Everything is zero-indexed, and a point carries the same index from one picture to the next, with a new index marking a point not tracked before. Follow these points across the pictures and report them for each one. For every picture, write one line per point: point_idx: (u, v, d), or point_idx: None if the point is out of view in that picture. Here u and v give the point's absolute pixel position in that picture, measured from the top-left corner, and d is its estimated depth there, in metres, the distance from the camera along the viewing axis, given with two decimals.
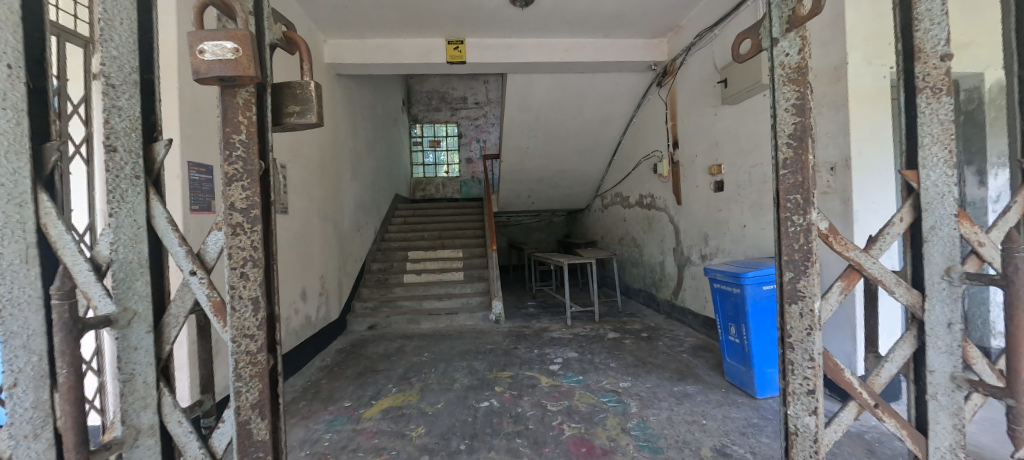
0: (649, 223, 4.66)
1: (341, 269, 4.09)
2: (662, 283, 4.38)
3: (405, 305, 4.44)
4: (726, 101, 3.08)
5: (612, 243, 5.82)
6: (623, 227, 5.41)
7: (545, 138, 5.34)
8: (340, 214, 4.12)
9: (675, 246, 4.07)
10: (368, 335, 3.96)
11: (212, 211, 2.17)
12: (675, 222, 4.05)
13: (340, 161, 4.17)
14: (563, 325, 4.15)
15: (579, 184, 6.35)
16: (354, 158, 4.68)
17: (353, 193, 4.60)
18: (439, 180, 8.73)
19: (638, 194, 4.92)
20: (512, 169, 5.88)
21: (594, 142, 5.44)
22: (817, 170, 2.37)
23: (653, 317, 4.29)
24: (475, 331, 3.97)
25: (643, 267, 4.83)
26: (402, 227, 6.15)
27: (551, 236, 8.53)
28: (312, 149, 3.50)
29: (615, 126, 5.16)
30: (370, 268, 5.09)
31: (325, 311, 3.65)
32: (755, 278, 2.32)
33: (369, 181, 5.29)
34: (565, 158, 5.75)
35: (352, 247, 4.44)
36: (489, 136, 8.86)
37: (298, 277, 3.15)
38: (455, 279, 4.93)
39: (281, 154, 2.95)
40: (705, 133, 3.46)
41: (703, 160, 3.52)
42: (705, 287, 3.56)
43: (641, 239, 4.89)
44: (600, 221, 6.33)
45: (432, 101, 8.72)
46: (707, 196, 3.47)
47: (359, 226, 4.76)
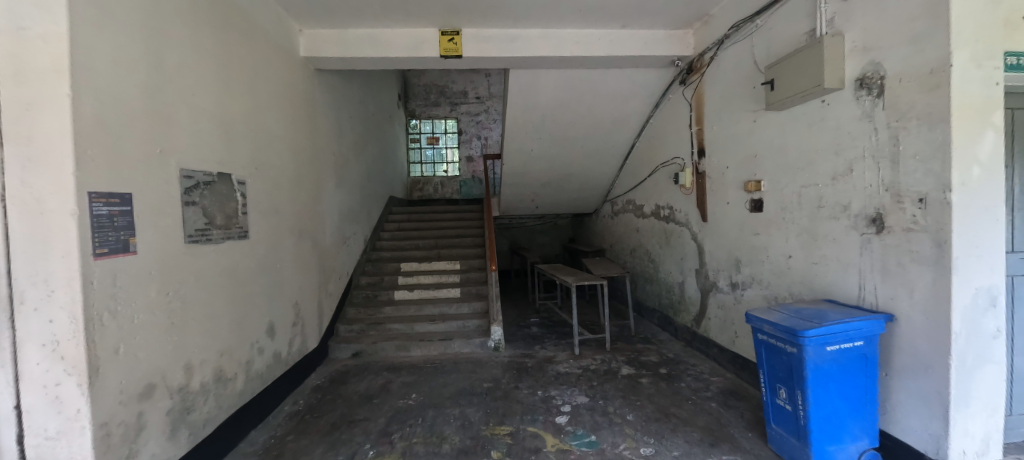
0: (666, 237, 4.19)
1: (322, 290, 3.64)
2: (681, 306, 3.91)
3: (395, 328, 3.99)
4: (769, 106, 2.58)
5: (623, 254, 5.34)
6: (636, 239, 4.94)
7: (552, 140, 4.84)
8: (321, 229, 3.68)
9: (698, 268, 3.59)
10: (350, 365, 3.53)
11: (134, 251, 1.71)
12: (699, 240, 3.56)
13: (321, 169, 3.71)
14: (571, 353, 3.70)
15: (587, 188, 5.86)
16: (339, 163, 4.21)
17: (338, 202, 4.13)
18: (437, 180, 8.23)
19: (654, 204, 4.42)
20: (515, 172, 5.39)
21: (605, 145, 4.94)
22: (899, 201, 1.88)
23: (671, 345, 3.83)
24: (471, 362, 3.53)
25: (659, 285, 4.35)
26: (395, 234, 5.68)
27: (556, 240, 8.06)
28: (284, 159, 3.04)
29: (630, 128, 4.65)
30: (359, 282, 4.64)
31: (302, 342, 3.21)
32: (818, 337, 1.84)
33: (358, 187, 4.82)
34: (572, 161, 5.25)
35: (336, 263, 3.99)
36: (491, 132, 8.34)
37: (266, 310, 2.71)
38: (451, 296, 4.47)
39: (241, 168, 2.49)
40: (740, 142, 2.97)
41: (736, 174, 3.02)
42: (736, 319, 3.08)
43: (657, 255, 4.40)
44: (610, 229, 5.85)
45: (430, 95, 8.20)
46: (741, 215, 2.98)
47: (346, 237, 4.31)
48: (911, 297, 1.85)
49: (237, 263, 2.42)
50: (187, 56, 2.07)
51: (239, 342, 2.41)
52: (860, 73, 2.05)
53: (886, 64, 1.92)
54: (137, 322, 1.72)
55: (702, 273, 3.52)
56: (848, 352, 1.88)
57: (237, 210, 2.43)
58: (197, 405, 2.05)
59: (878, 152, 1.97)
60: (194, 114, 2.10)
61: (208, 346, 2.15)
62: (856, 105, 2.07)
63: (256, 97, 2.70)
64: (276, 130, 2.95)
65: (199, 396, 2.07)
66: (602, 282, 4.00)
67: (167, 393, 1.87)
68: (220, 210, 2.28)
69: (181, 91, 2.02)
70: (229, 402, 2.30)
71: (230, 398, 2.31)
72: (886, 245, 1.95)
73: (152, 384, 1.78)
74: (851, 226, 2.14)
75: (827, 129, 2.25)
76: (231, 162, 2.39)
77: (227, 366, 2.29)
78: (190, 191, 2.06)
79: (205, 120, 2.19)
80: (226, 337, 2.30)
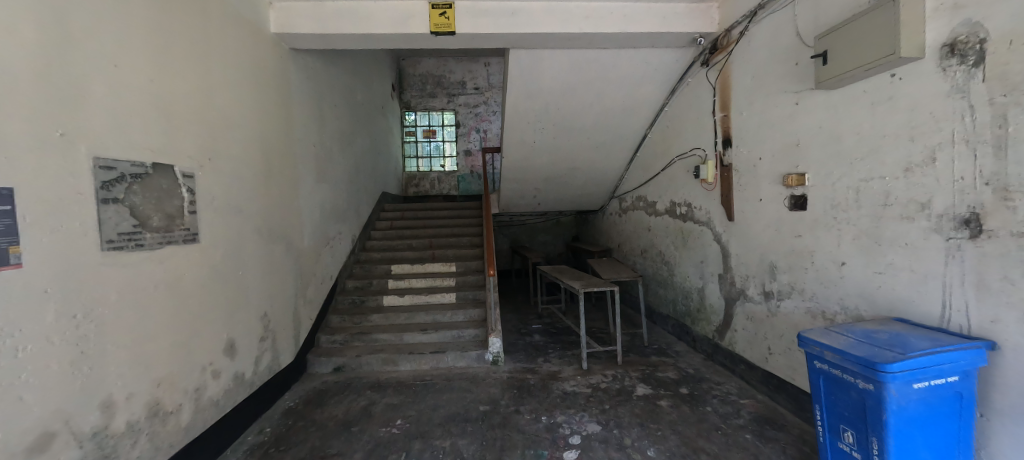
0: (683, 238, 3.77)
1: (299, 297, 3.24)
2: (701, 315, 3.51)
3: (382, 339, 3.59)
4: (819, 84, 2.17)
5: (633, 254, 4.94)
6: (648, 239, 4.53)
7: (556, 131, 4.42)
8: (299, 230, 3.28)
9: (722, 273, 3.19)
10: (330, 382, 3.14)
11: (16, 264, 1.31)
12: (723, 242, 3.15)
13: (298, 162, 3.31)
14: (578, 368, 3.31)
15: (593, 184, 5.45)
16: (321, 156, 3.81)
17: (320, 199, 3.72)
18: (434, 175, 7.81)
19: (669, 200, 4.01)
20: (516, 166, 4.97)
21: (615, 136, 4.52)
22: (1005, 198, 1.47)
23: (690, 359, 3.43)
24: (466, 378, 3.12)
25: (675, 290, 3.95)
26: (387, 233, 5.27)
27: (559, 238, 7.66)
28: (248, 149, 2.63)
29: (642, 117, 4.22)
30: (345, 286, 4.24)
31: (272, 358, 2.81)
32: (904, 372, 1.43)
33: (344, 182, 4.41)
34: (578, 154, 4.84)
35: (317, 266, 3.59)
36: (491, 125, 7.91)
37: (224, 325, 2.32)
38: (445, 301, 4.06)
39: (188, 160, 2.09)
40: (777, 129, 2.56)
41: (772, 166, 2.61)
42: (769, 334, 2.68)
43: (672, 256, 4.00)
44: (619, 228, 5.44)
45: (426, 86, 7.77)
46: (778, 213, 2.57)
47: (330, 238, 3.92)
48: (1021, 320, 1.44)
49: (183, 271, 2.02)
50: (106, 16, 1.66)
51: (185, 367, 2.02)
52: (948, 37, 1.63)
53: (990, 24, 1.51)
54: (23, 356, 1.32)
55: (727, 279, 3.12)
56: (940, 391, 1.48)
57: (181, 208, 2.03)
58: (122, 450, 1.65)
59: (975, 136, 1.56)
60: (116, 90, 1.69)
61: (139, 376, 1.75)
62: (942, 77, 1.66)
63: (211, 75, 2.29)
64: (238, 115, 2.54)
65: (125, 439, 1.68)
66: (614, 287, 3.60)
67: (72, 441, 1.47)
68: (155, 209, 1.88)
69: (96, 60, 1.61)
70: (170, 441, 1.91)
71: (171, 435, 1.92)
72: (984, 254, 1.54)
73: (48, 434, 1.39)
74: (931, 228, 1.73)
75: (899, 109, 1.84)
76: (173, 151, 1.99)
77: (167, 397, 1.90)
78: (111, 185, 1.65)
79: (134, 99, 1.77)
80: (167, 362, 1.91)
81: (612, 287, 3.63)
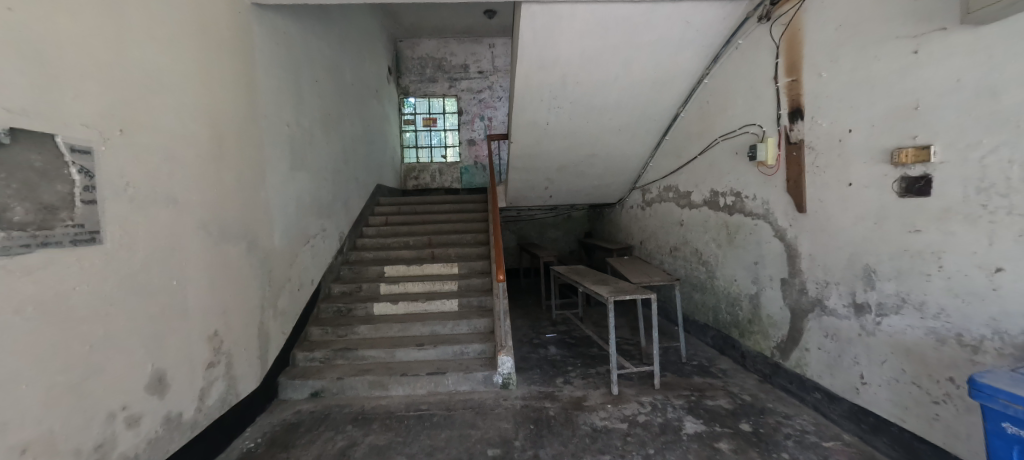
0: (729, 234, 3.15)
1: (268, 309, 2.66)
2: (754, 327, 2.90)
3: (370, 356, 3.00)
4: (964, 19, 1.54)
5: (660, 253, 4.33)
6: (680, 235, 3.91)
7: (573, 110, 3.80)
8: (267, 227, 2.69)
9: (786, 277, 2.57)
10: (304, 413, 2.56)
11: None
12: (789, 239, 2.53)
13: (265, 143, 2.72)
14: (607, 393, 2.71)
15: (612, 173, 4.82)
16: (298, 139, 3.21)
17: (296, 190, 3.13)
18: (435, 167, 7.20)
19: (709, 189, 3.38)
20: (526, 153, 4.35)
21: (641, 116, 3.88)
22: None
23: (742, 380, 2.83)
24: (470, 408, 2.54)
25: (716, 296, 3.33)
26: (381, 230, 4.68)
27: (571, 234, 7.06)
28: (189, 121, 2.03)
29: (675, 92, 3.58)
30: (331, 292, 3.65)
31: (227, 387, 2.24)
32: None
33: (329, 172, 3.82)
34: (597, 139, 4.21)
35: (293, 270, 3.01)
36: (496, 112, 7.29)
37: (147, 353, 1.74)
38: (446, 309, 3.47)
39: (81, 128, 1.50)
40: (881, 89, 1.93)
41: (870, 141, 1.99)
42: (862, 359, 2.07)
43: (712, 256, 3.38)
44: (642, 222, 4.82)
45: (426, 69, 7.14)
46: (880, 201, 1.95)
47: (310, 236, 3.34)
48: None
49: (71, 285, 1.44)
50: None
51: (78, 419, 1.44)
52: None
53: None
54: None
55: (794, 285, 2.50)
56: None
57: (69, 197, 1.45)
58: None
59: None
60: None
61: None
62: None
63: (126, 16, 1.69)
64: (172, 76, 1.94)
65: None
66: (651, 295, 2.89)
67: None
68: (18, 196, 1.31)
69: None
70: None
71: None
72: None
73: None
74: None
75: None
76: (52, 112, 1.39)
77: None
78: None
79: None
80: (41, 417, 1.33)
81: (648, 294, 2.95)
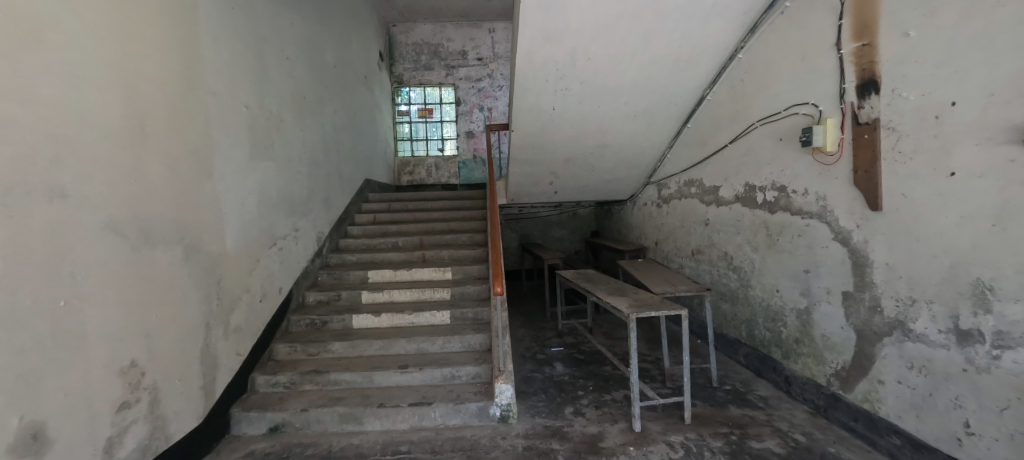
0: (769, 236, 2.66)
1: (218, 327, 2.20)
2: (803, 348, 2.43)
3: (342, 381, 2.52)
4: None
5: (681, 256, 3.84)
6: (704, 236, 3.42)
7: (584, 94, 3.30)
8: (216, 227, 2.22)
9: (851, 290, 2.08)
10: (259, 455, 2.10)
11: None
12: (856, 244, 2.05)
13: (215, 125, 2.24)
14: (628, 430, 2.24)
15: (625, 166, 4.33)
16: (264, 124, 2.73)
17: (259, 184, 2.65)
18: (431, 161, 6.71)
19: (744, 183, 2.89)
20: (530, 143, 3.86)
21: (662, 99, 3.38)
22: None
23: (790, 413, 2.34)
24: (462, 451, 2.07)
25: (752, 309, 2.85)
26: (368, 229, 4.19)
27: (576, 234, 6.59)
28: (94, 91, 1.56)
29: (701, 71, 3.08)
30: (305, 301, 3.18)
31: (153, 431, 1.77)
32: None
33: (306, 163, 3.35)
34: (610, 127, 3.72)
35: (254, 277, 2.54)
36: (497, 102, 6.78)
37: (18, 403, 1.27)
38: (436, 322, 2.98)
39: None
40: (1007, 47, 1.44)
41: (990, 116, 1.50)
42: (969, 402, 1.60)
43: (746, 261, 2.89)
44: (658, 221, 4.33)
45: (421, 56, 6.64)
46: (1003, 196, 1.46)
47: (279, 237, 2.87)
48: None
49: None
50: None
51: None
52: None
53: None
54: None
55: (863, 301, 2.02)
56: None
57: None
58: None
59: None
60: None
61: None
62: None
63: None
64: (61, 28, 1.44)
65: None
66: (683, 311, 2.37)
67: None
68: None
69: None
70: None
71: None
72: None
73: None
74: None
75: None
76: None
77: None
78: None
79: None
80: None
81: (678, 310, 2.38)
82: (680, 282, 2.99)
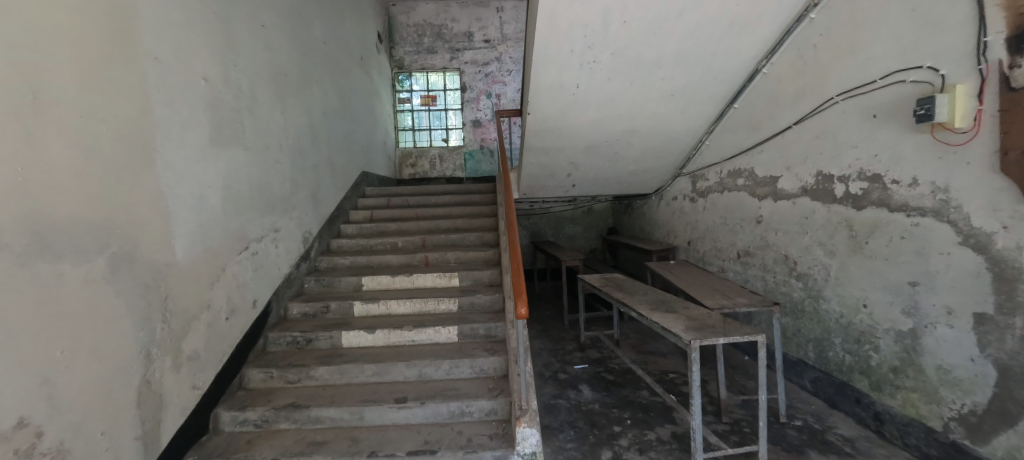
0: (854, 237, 2.14)
1: (165, 358, 1.73)
2: (903, 381, 1.92)
3: (326, 418, 2.04)
4: None
5: (722, 258, 3.33)
6: (756, 235, 2.90)
7: (615, 67, 2.77)
8: (161, 229, 1.74)
9: (992, 312, 1.57)
10: None
11: None
12: (1000, 252, 1.54)
13: (156, 98, 1.75)
14: None
15: (654, 156, 3.80)
16: (231, 102, 2.24)
17: (226, 175, 2.17)
18: (434, 152, 6.20)
19: (815, 172, 2.37)
20: (548, 127, 3.34)
21: (707, 74, 2.84)
22: None
23: None
24: None
25: (825, 325, 2.35)
26: (363, 227, 3.71)
27: (592, 230, 6.08)
28: None
29: (759, 38, 2.53)
30: (288, 314, 2.71)
31: None
32: None
33: (289, 152, 2.86)
34: (641, 109, 3.19)
35: (219, 290, 2.07)
36: (505, 88, 6.24)
37: None
38: (441, 340, 2.49)
39: None
40: None
41: None
42: None
43: (817, 267, 2.38)
44: (692, 218, 3.81)
45: (423, 38, 6.11)
46: None
47: (253, 239, 2.39)
48: None
49: None
50: None
51: None
52: None
53: None
54: None
55: (1012, 328, 1.51)
56: None
57: None
58: None
59: None
60: None
61: None
62: None
63: None
64: None
65: None
66: (761, 336, 1.75)
67: None
68: None
69: None
70: None
71: None
72: None
73: None
74: None
75: None
76: None
77: None
78: None
79: None
80: None
81: (755, 336, 1.76)
82: (738, 294, 2.43)
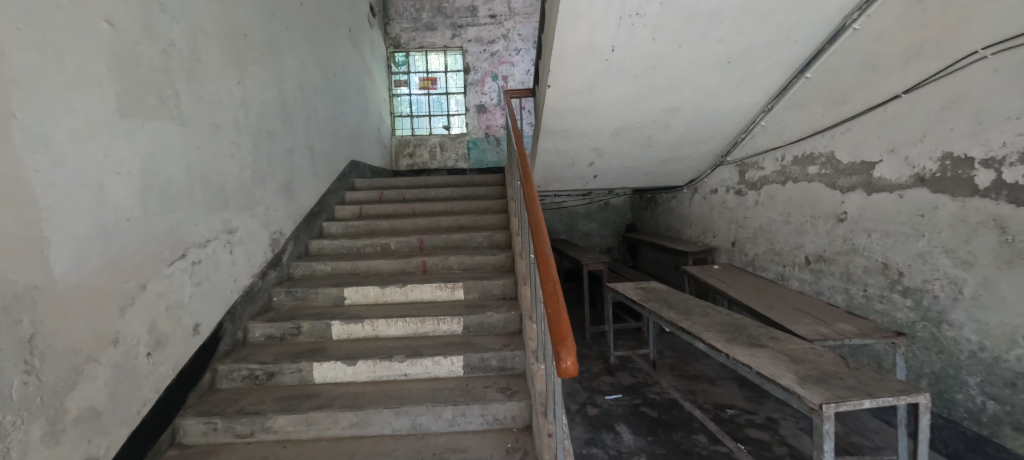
0: (1011, 243, 1.56)
1: (32, 428, 1.16)
2: None
3: None
4: None
5: (782, 263, 2.74)
6: (836, 237, 2.31)
7: (664, 25, 2.15)
8: (24, 235, 1.16)
9: None
10: None
11: None
12: None
13: (11, 37, 1.15)
14: None
15: (694, 141, 3.18)
16: (155, 59, 1.65)
17: (148, 159, 1.59)
18: (434, 140, 5.60)
19: (941, 155, 1.78)
20: (573, 104, 2.74)
21: (775, 30, 2.16)
22: None
23: None
24: None
25: (951, 358, 1.77)
26: (349, 226, 3.13)
27: (609, 227, 5.49)
28: None
29: None
30: (249, 337, 2.14)
31: None
32: None
33: (252, 133, 2.27)
34: (687, 79, 2.57)
35: (137, 317, 1.51)
36: (513, 69, 5.62)
37: None
38: (441, 375, 1.92)
39: None
40: None
41: None
42: None
43: (942, 281, 1.79)
44: (738, 214, 3.21)
45: (421, 14, 5.48)
46: None
47: (195, 244, 1.82)
48: None
49: None
50: None
51: None
52: None
53: None
54: None
55: None
56: None
57: None
58: None
59: None
60: None
61: None
62: None
63: None
64: None
65: None
66: (922, 395, 1.14)
67: None
68: None
69: None
70: None
71: None
72: None
73: None
74: None
75: None
76: None
77: None
78: None
79: None
80: None
81: (912, 395, 1.16)
82: (832, 315, 1.84)
